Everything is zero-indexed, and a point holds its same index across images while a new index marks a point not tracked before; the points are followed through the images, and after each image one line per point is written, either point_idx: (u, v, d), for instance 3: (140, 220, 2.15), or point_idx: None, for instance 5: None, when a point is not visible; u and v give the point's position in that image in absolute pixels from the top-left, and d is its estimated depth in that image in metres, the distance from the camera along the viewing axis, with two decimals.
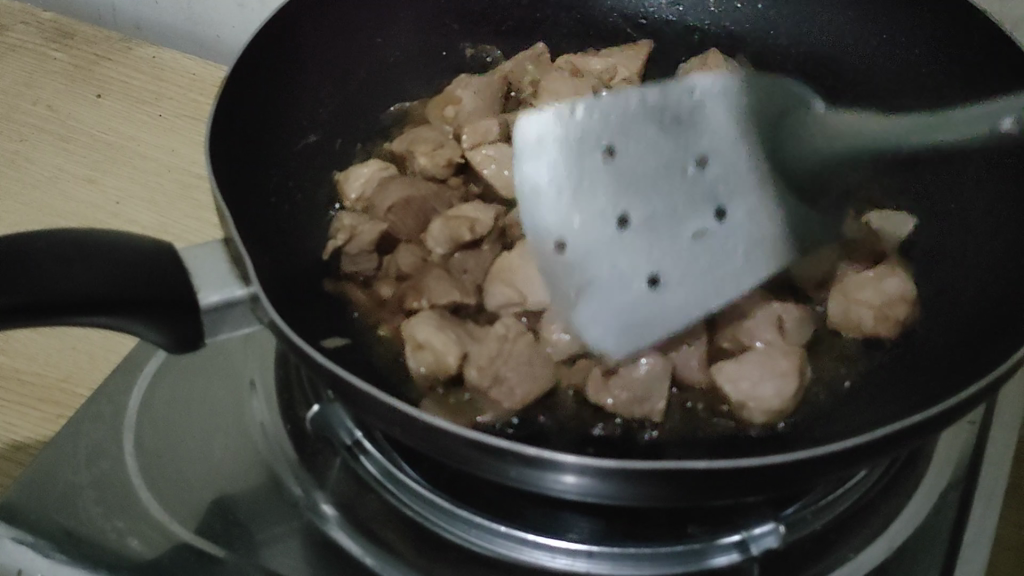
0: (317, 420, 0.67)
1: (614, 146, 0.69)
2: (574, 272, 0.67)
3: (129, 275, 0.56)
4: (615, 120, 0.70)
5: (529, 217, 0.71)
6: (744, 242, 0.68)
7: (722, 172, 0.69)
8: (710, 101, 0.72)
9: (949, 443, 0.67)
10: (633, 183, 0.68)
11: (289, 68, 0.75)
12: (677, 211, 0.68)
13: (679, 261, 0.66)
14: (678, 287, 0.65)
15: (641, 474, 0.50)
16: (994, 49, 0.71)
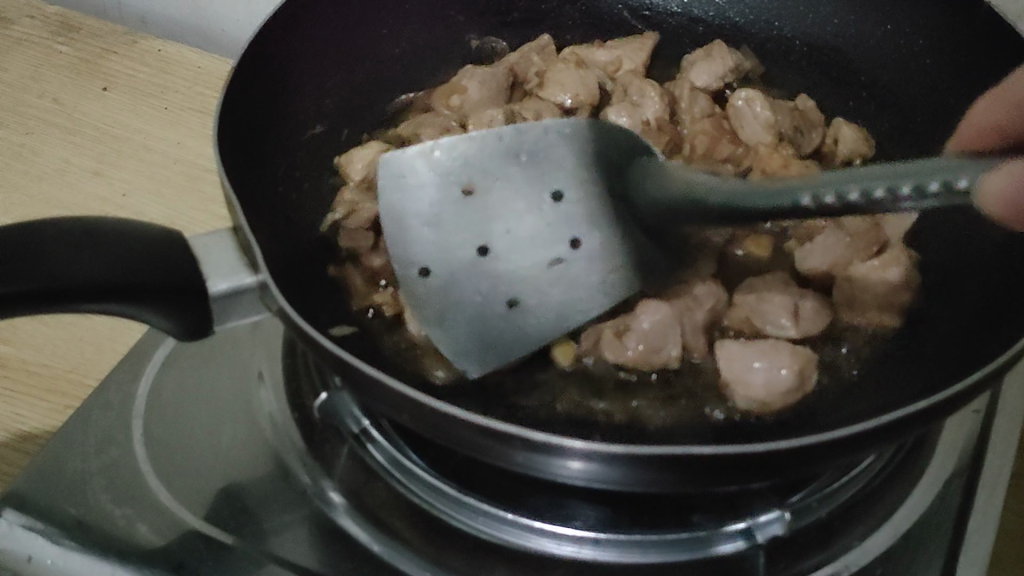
0: (324, 408, 0.68)
1: (473, 185, 0.65)
2: (433, 292, 0.62)
3: (139, 262, 0.56)
4: (473, 158, 0.65)
5: (393, 244, 0.64)
6: (596, 266, 0.65)
7: (572, 205, 0.65)
8: (556, 140, 0.66)
9: (952, 431, 0.68)
10: (490, 217, 0.64)
11: (295, 59, 0.76)
12: (536, 240, 0.64)
13: (536, 280, 0.63)
14: (537, 308, 0.63)
15: (649, 459, 0.51)
16: (996, 37, 0.71)
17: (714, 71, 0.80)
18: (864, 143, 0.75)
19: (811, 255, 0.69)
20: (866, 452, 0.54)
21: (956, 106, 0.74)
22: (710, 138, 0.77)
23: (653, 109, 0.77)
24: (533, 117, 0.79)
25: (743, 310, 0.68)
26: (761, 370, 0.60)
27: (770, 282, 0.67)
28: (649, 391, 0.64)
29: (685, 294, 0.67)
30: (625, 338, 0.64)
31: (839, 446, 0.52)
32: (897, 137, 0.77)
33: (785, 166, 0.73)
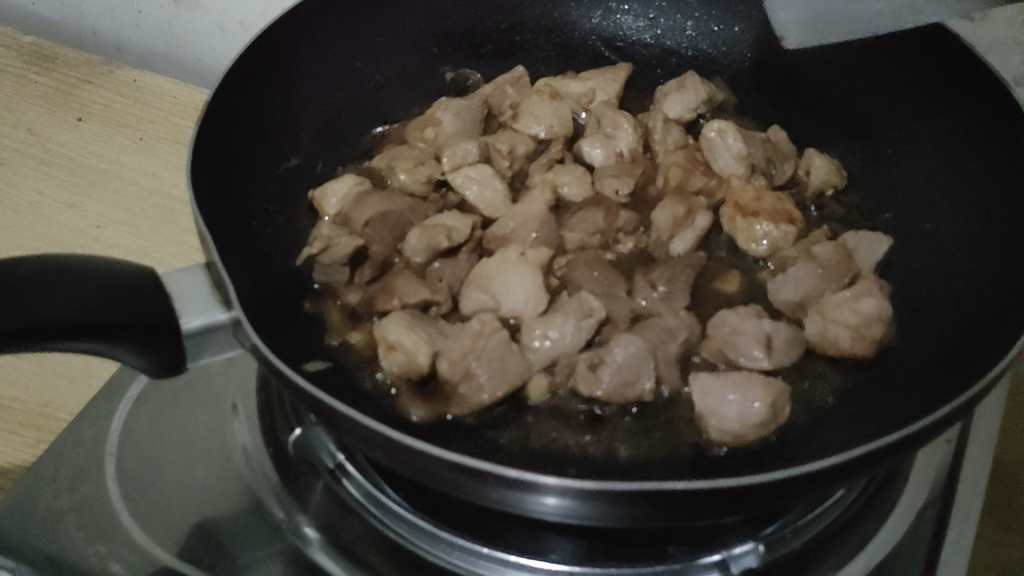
0: (299, 443, 0.67)
1: None
2: None
3: (114, 302, 0.56)
4: None
5: None
6: None
7: None
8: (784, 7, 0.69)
9: (925, 461, 0.68)
10: None
11: (270, 92, 0.76)
12: None
13: None
14: None
15: (623, 495, 0.51)
16: (967, 70, 0.72)
17: (686, 102, 0.81)
18: (836, 173, 0.76)
19: (782, 287, 0.70)
20: (841, 484, 0.54)
21: (925, 136, 0.75)
22: (683, 171, 0.76)
23: (627, 140, 0.78)
24: (508, 149, 0.78)
25: (719, 341, 0.67)
26: (733, 403, 0.61)
27: (743, 313, 0.68)
28: (623, 426, 0.63)
29: (659, 328, 0.67)
30: (598, 372, 0.64)
31: (813, 480, 0.52)
32: (868, 169, 0.78)
33: (757, 199, 0.74)
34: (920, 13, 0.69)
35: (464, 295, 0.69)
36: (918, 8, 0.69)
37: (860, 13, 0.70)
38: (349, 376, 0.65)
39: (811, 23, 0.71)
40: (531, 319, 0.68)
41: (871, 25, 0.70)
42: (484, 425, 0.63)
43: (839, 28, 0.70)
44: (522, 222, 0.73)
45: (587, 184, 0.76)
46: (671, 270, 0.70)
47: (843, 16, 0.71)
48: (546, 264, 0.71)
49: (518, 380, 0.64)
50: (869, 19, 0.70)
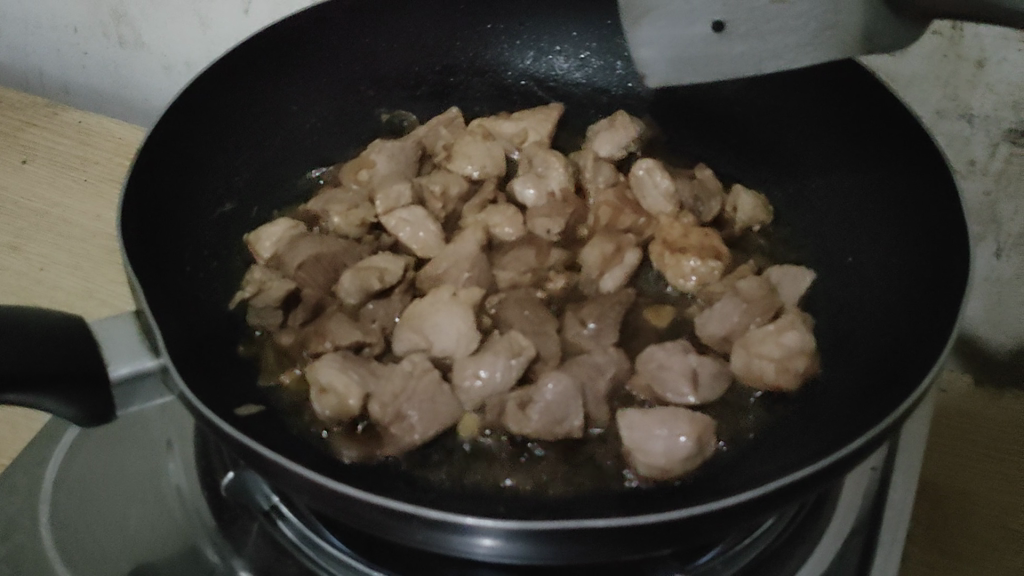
0: (232, 486, 0.68)
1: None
2: None
3: (45, 351, 0.56)
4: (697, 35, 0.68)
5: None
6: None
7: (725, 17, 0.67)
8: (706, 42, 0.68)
9: (852, 487, 0.69)
10: None
11: (204, 137, 0.77)
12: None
13: None
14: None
15: (546, 534, 0.51)
16: (882, 106, 0.74)
17: (616, 141, 0.83)
18: (763, 210, 0.78)
19: (709, 322, 0.72)
20: (768, 513, 0.55)
21: (846, 171, 0.77)
22: (612, 209, 0.79)
23: (558, 179, 0.80)
24: (441, 191, 0.80)
25: (647, 376, 0.69)
26: (661, 438, 0.62)
27: (670, 348, 0.69)
28: (553, 462, 0.64)
29: (588, 364, 0.68)
30: (527, 411, 0.65)
31: (738, 510, 0.52)
32: (794, 203, 0.80)
33: (685, 235, 0.76)
34: (781, 59, 0.65)
35: (396, 337, 0.71)
36: (778, 54, 0.65)
37: (722, 57, 0.67)
38: (281, 418, 0.65)
39: (672, 62, 0.70)
40: (462, 358, 0.69)
41: (729, 69, 0.67)
42: (415, 465, 0.64)
43: (697, 70, 0.68)
44: (453, 262, 0.75)
45: (519, 223, 0.78)
46: (600, 308, 0.72)
47: (706, 56, 0.68)
48: (478, 303, 0.73)
49: (450, 418, 0.66)
50: (730, 63, 0.67)
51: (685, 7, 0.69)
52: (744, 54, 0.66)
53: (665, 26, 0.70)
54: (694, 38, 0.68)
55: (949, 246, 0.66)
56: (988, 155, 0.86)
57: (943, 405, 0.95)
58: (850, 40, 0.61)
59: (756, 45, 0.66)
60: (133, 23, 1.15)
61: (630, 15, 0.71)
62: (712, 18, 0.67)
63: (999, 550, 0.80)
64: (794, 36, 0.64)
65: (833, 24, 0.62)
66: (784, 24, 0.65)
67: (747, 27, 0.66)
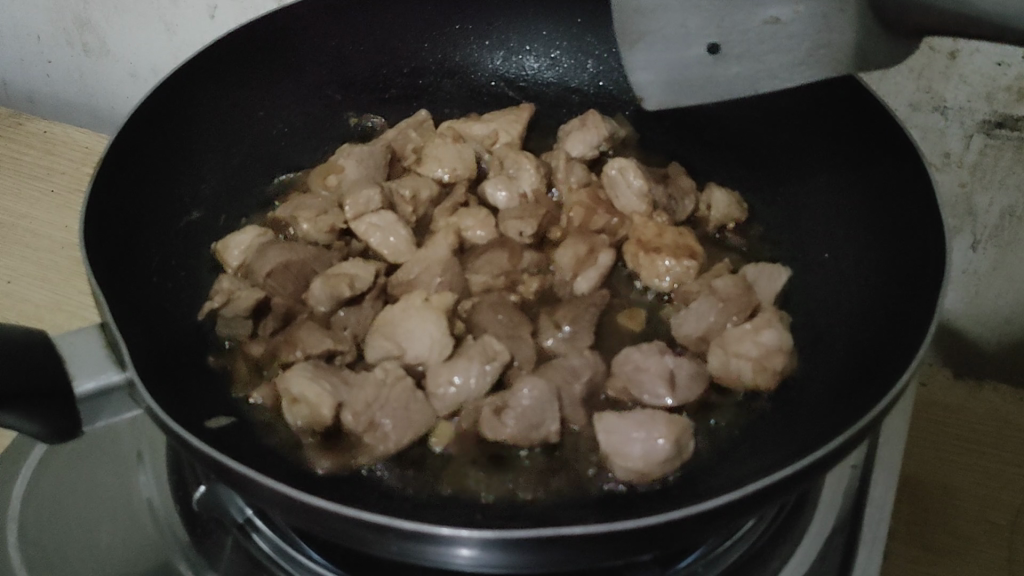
0: (205, 500, 0.66)
1: (690, 22, 0.70)
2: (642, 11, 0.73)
3: (10, 366, 0.55)
4: (691, 63, 0.70)
5: None
6: (714, 25, 0.69)
7: (723, 44, 0.68)
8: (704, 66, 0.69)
9: (831, 488, 0.68)
10: (691, 9, 0.70)
11: (169, 146, 0.76)
12: (693, 23, 0.70)
13: (712, 10, 0.69)
14: (716, 27, 0.69)
15: (525, 542, 0.50)
16: (855, 104, 0.74)
17: (588, 141, 0.82)
18: (737, 207, 0.77)
19: (685, 321, 0.71)
20: (751, 514, 0.54)
21: (823, 167, 0.76)
22: (585, 210, 0.78)
23: (529, 181, 0.79)
24: (411, 194, 0.79)
25: (623, 379, 0.68)
26: (638, 441, 0.60)
27: (645, 350, 0.68)
28: (530, 469, 0.63)
29: (563, 368, 0.67)
30: (502, 417, 0.64)
31: (722, 512, 0.51)
32: (770, 199, 0.79)
33: (659, 234, 0.75)
34: (775, 78, 0.65)
35: (368, 344, 0.70)
36: (774, 73, 0.66)
37: (717, 78, 0.69)
38: (252, 430, 0.64)
39: (667, 85, 0.71)
40: (435, 364, 0.68)
41: (724, 89, 0.67)
42: (391, 474, 0.62)
43: (694, 92, 0.69)
44: (424, 267, 0.74)
45: (490, 226, 0.77)
46: (574, 310, 0.71)
47: (701, 79, 0.69)
48: (450, 308, 0.71)
49: (424, 426, 0.65)
50: (726, 84, 0.68)
51: (679, 33, 0.71)
52: (740, 74, 0.67)
53: (660, 51, 0.72)
54: (689, 60, 0.70)
55: (925, 240, 0.65)
56: (963, 148, 0.86)
57: (923, 400, 0.95)
58: (841, 55, 0.62)
59: (750, 66, 0.67)
60: (97, 31, 1.13)
61: (624, 42, 0.73)
62: (707, 41, 0.69)
63: (982, 544, 0.80)
64: (786, 56, 0.66)
65: (825, 42, 0.64)
66: (775, 47, 0.66)
67: (740, 49, 0.68)
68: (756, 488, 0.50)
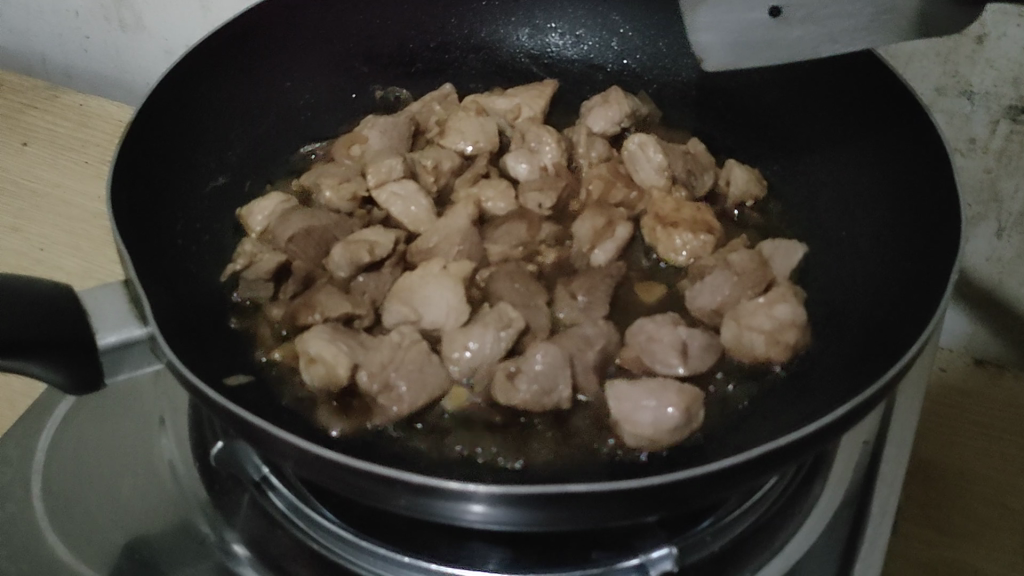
0: (222, 456, 0.68)
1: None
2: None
3: (37, 316, 0.56)
4: (755, 23, 0.71)
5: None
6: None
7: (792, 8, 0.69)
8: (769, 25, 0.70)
9: (843, 460, 0.69)
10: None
11: (197, 112, 0.77)
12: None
13: None
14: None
15: (529, 499, 0.51)
16: (876, 82, 0.74)
17: (610, 116, 0.83)
18: (755, 183, 0.78)
19: (699, 295, 0.71)
20: (757, 480, 0.55)
21: (844, 147, 0.76)
22: (604, 184, 0.79)
23: (551, 154, 0.80)
24: (433, 164, 0.80)
25: (636, 349, 0.68)
26: (649, 409, 0.61)
27: (660, 320, 0.68)
28: (543, 433, 0.64)
29: (577, 336, 0.68)
30: (516, 381, 0.65)
31: (727, 475, 0.52)
32: (789, 178, 0.80)
33: (677, 209, 0.76)
34: (835, 42, 0.66)
35: (386, 309, 0.71)
36: (833, 38, 0.66)
37: (780, 41, 0.69)
38: (268, 391, 0.65)
39: (727, 47, 0.72)
40: (451, 330, 0.69)
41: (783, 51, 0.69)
42: (405, 436, 0.64)
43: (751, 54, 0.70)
44: (444, 236, 0.75)
45: (511, 199, 0.78)
46: (590, 281, 0.72)
47: (765, 42, 0.70)
48: (468, 277, 0.73)
49: (438, 389, 0.66)
50: (787, 45, 0.69)
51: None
52: (801, 36, 0.68)
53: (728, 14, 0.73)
54: (750, 23, 0.71)
55: (940, 217, 0.65)
56: (988, 133, 0.86)
57: (938, 388, 0.94)
58: (901, 21, 0.63)
59: (812, 30, 0.68)
60: (134, 6, 1.15)
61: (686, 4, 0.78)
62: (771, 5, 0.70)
63: (995, 527, 0.80)
64: (851, 20, 0.66)
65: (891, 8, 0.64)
66: (849, 9, 0.66)
67: (803, 14, 0.69)
68: (760, 453, 0.51)
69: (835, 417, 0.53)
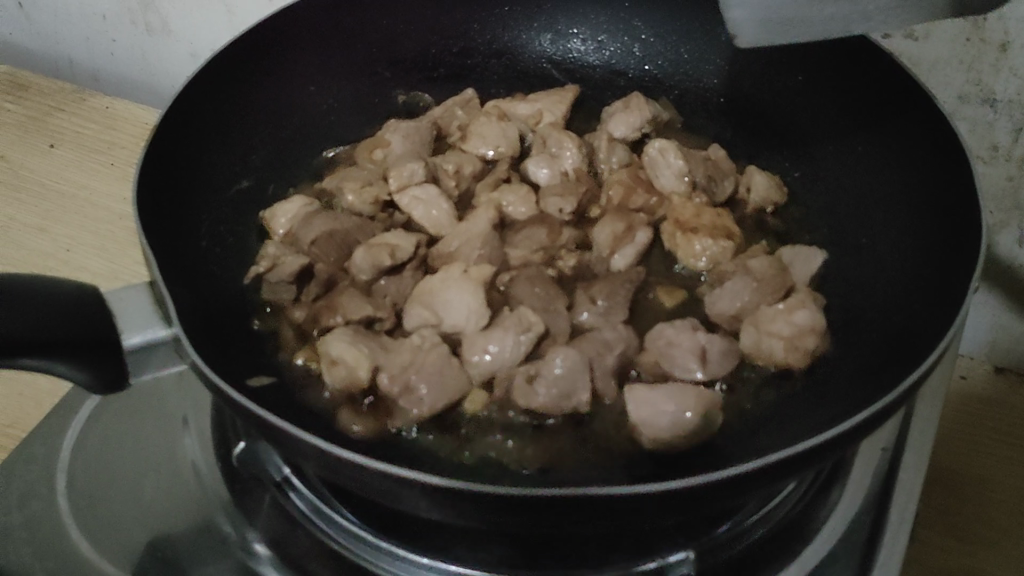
0: (244, 456, 0.69)
1: None
2: None
3: (62, 316, 0.57)
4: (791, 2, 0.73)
5: None
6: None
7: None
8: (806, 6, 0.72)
9: (862, 466, 0.69)
10: None
11: (223, 115, 0.78)
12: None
13: None
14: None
15: (547, 502, 0.51)
16: (899, 88, 0.74)
17: (631, 122, 0.83)
18: (776, 190, 0.78)
19: (719, 299, 0.72)
20: (773, 485, 0.55)
21: (865, 154, 0.76)
22: (625, 189, 0.79)
23: (571, 159, 0.81)
24: (454, 169, 0.81)
25: (655, 354, 0.69)
26: (667, 414, 0.62)
27: (679, 326, 0.69)
28: (562, 437, 0.64)
29: (596, 340, 0.69)
30: (535, 385, 0.65)
31: (744, 481, 0.52)
32: (809, 185, 0.80)
33: (697, 214, 0.76)
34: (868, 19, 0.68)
35: (407, 312, 0.71)
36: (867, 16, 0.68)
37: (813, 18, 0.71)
38: (289, 393, 0.65)
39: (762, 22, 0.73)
40: (471, 334, 0.70)
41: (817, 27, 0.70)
42: (425, 438, 0.64)
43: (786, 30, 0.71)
44: (465, 240, 0.75)
45: (532, 203, 0.79)
46: (610, 286, 0.72)
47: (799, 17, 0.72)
48: (488, 280, 0.73)
49: (458, 392, 0.66)
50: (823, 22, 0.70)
51: None
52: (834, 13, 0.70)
53: None
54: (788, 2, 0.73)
55: (960, 224, 0.65)
56: (1011, 140, 0.85)
57: (957, 396, 0.94)
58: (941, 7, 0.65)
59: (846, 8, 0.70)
60: (161, 10, 1.16)
61: None
62: None
63: (1015, 535, 0.79)
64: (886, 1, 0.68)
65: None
66: None
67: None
68: (777, 458, 0.52)
69: (855, 422, 0.53)
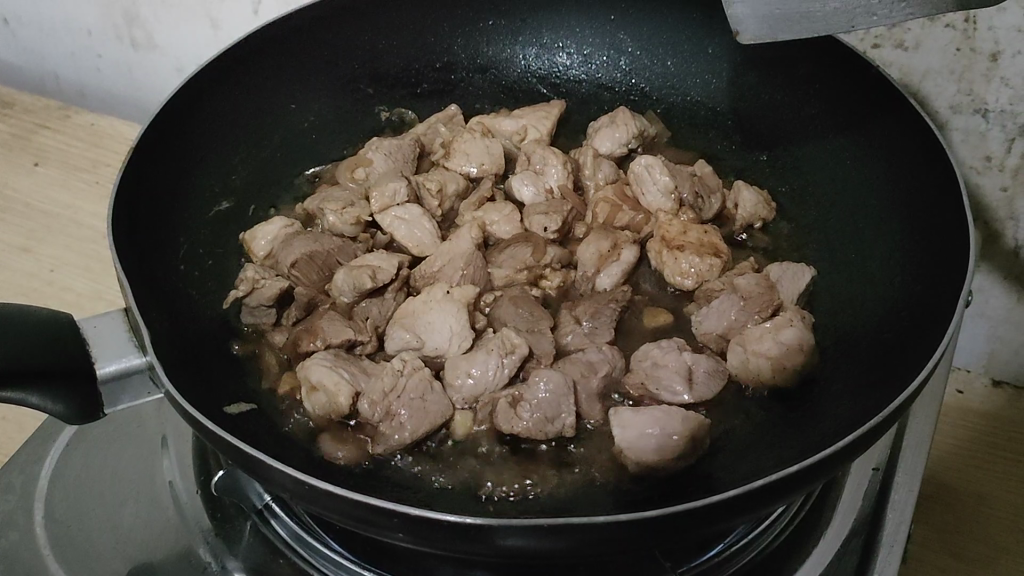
0: (223, 485, 0.65)
1: None
2: None
3: (35, 348, 0.56)
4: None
5: None
6: None
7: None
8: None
9: (852, 487, 0.67)
10: None
11: (201, 135, 0.77)
12: None
13: None
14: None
15: (524, 529, 0.49)
16: (888, 101, 0.73)
17: (617, 138, 0.83)
18: (764, 206, 0.77)
19: (707, 319, 0.71)
20: (756, 513, 0.53)
21: (854, 167, 0.75)
22: (610, 206, 0.79)
23: (556, 176, 0.80)
24: (437, 188, 0.80)
25: (641, 375, 0.68)
26: (653, 436, 0.60)
27: (666, 346, 0.68)
28: (545, 462, 0.63)
29: (581, 362, 0.68)
30: (518, 410, 0.64)
31: (725, 507, 0.50)
32: (798, 199, 0.79)
33: (684, 232, 0.75)
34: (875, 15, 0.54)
35: (388, 334, 0.71)
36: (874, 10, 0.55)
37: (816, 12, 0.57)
38: (268, 419, 0.64)
39: (765, 18, 0.59)
40: (455, 357, 0.69)
41: (823, 24, 0.57)
42: (404, 465, 0.63)
43: (795, 25, 0.58)
44: (448, 260, 0.74)
45: (516, 222, 0.78)
46: (594, 305, 0.72)
47: (802, 11, 0.58)
48: (473, 301, 0.72)
49: (441, 417, 0.65)
50: (833, 18, 0.56)
51: None
52: (841, 8, 0.56)
53: None
54: None
55: (951, 240, 0.64)
56: (1004, 151, 0.83)
57: (955, 411, 0.92)
58: None
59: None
60: (145, 25, 1.15)
61: None
62: None
63: (1013, 556, 0.78)
64: None
65: None
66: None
67: None
68: (769, 480, 0.50)
69: (845, 442, 0.52)
